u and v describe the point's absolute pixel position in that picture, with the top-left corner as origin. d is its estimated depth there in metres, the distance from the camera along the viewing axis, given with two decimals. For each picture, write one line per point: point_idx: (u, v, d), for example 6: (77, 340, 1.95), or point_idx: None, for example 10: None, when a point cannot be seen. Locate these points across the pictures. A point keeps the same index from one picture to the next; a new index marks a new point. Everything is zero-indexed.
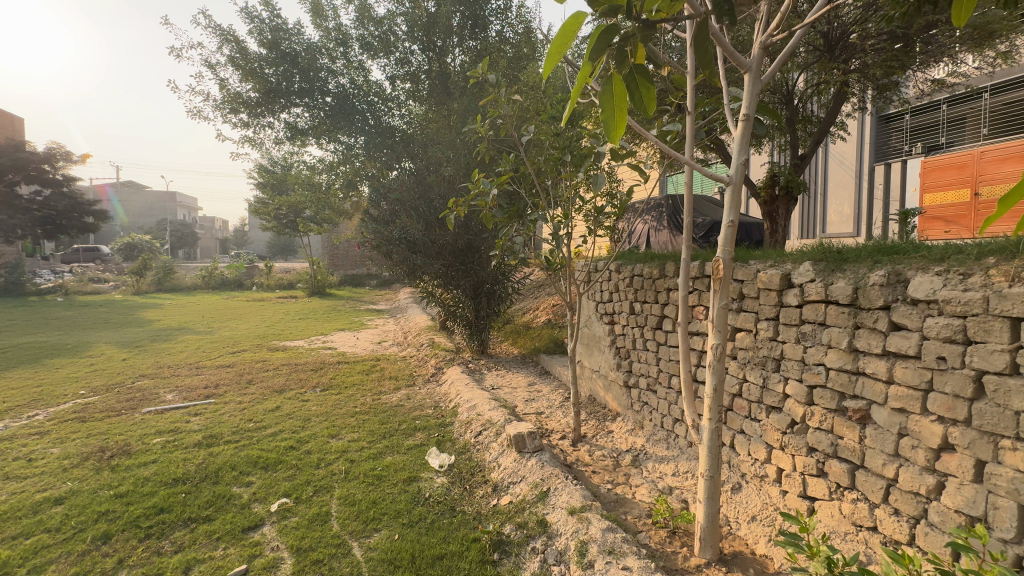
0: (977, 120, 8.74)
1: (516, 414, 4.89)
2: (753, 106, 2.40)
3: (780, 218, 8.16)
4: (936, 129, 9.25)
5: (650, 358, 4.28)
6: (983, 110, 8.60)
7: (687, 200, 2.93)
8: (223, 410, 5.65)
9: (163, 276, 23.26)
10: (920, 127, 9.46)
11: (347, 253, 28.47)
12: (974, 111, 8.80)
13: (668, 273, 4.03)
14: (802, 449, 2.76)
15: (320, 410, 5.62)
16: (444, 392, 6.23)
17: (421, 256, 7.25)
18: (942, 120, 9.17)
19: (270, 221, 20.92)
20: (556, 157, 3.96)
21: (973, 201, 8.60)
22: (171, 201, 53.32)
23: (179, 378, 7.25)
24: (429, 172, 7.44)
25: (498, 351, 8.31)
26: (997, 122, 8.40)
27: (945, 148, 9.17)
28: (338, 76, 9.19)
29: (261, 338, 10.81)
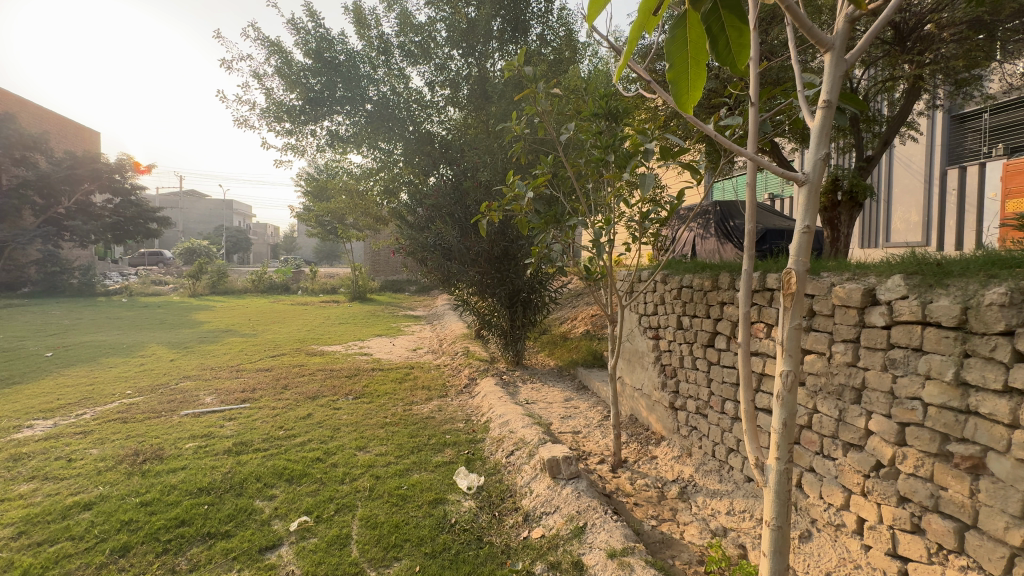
0: None
1: (551, 434, 4.58)
2: (836, 91, 2.02)
3: (842, 225, 7.45)
4: (1022, 128, 8.12)
5: (701, 379, 3.88)
6: None
7: (750, 204, 2.55)
8: (256, 416, 5.64)
9: (217, 279, 24.44)
10: (1002, 126, 8.38)
11: (387, 259, 29.01)
12: None
13: (722, 285, 3.64)
14: (892, 498, 2.32)
15: (350, 419, 5.50)
16: (476, 405, 6.00)
17: (456, 263, 7.09)
18: None
19: (315, 227, 21.54)
20: (598, 158, 3.57)
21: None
22: (227, 209, 56.37)
23: (219, 381, 7.38)
24: (466, 177, 7.28)
25: (534, 363, 8.01)
26: None
27: None
28: (379, 84, 9.26)
29: (300, 342, 10.99)
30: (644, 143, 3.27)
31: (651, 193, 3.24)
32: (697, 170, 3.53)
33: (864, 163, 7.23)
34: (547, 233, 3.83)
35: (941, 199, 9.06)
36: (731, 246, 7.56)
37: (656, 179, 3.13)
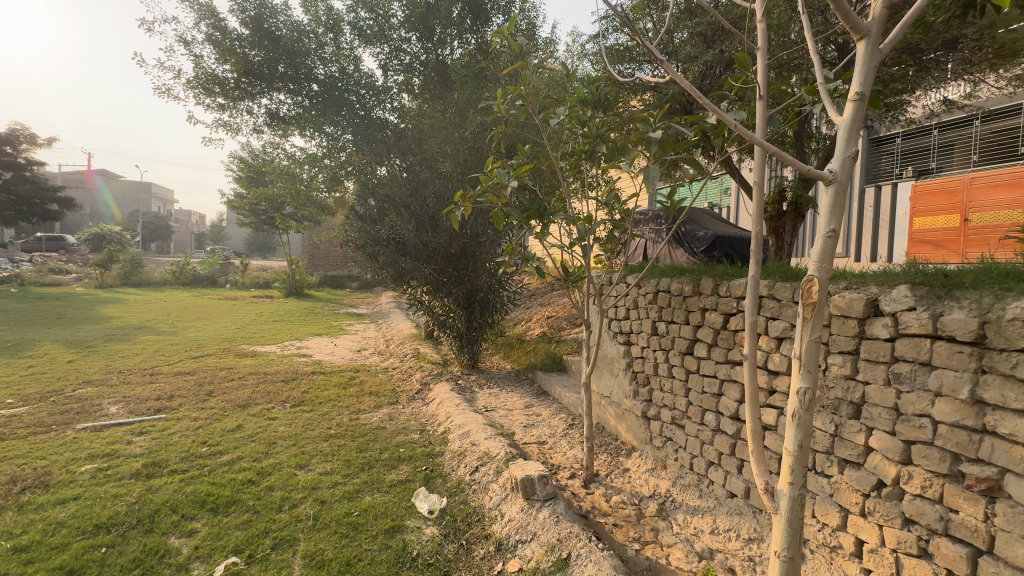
0: (966, 146, 8.39)
1: (517, 446, 4.25)
2: (869, 83, 1.84)
3: (786, 234, 7.70)
4: (926, 154, 8.85)
5: (678, 388, 3.71)
6: (973, 137, 8.24)
7: (757, 204, 2.36)
8: (174, 429, 4.87)
9: (131, 269, 21.98)
10: (910, 151, 9.07)
11: (328, 253, 27.47)
12: (964, 137, 8.43)
13: (704, 291, 3.48)
14: (897, 520, 2.21)
15: (288, 432, 4.87)
16: (431, 413, 5.54)
17: (411, 259, 6.57)
18: (933, 145, 8.77)
19: (247, 217, 19.89)
20: (583, 149, 3.28)
21: (962, 226, 8.32)
22: (144, 193, 51.33)
23: (129, 386, 6.39)
24: (423, 168, 6.80)
25: (489, 366, 7.66)
26: (988, 150, 8.04)
27: (935, 173, 8.78)
28: (326, 63, 8.51)
29: (228, 341, 9.93)
30: (646, 133, 2.75)
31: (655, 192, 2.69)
32: (701, 163, 2.92)
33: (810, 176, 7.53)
34: (534, 228, 3.34)
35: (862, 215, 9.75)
36: (681, 250, 8.00)
37: (662, 173, 2.62)
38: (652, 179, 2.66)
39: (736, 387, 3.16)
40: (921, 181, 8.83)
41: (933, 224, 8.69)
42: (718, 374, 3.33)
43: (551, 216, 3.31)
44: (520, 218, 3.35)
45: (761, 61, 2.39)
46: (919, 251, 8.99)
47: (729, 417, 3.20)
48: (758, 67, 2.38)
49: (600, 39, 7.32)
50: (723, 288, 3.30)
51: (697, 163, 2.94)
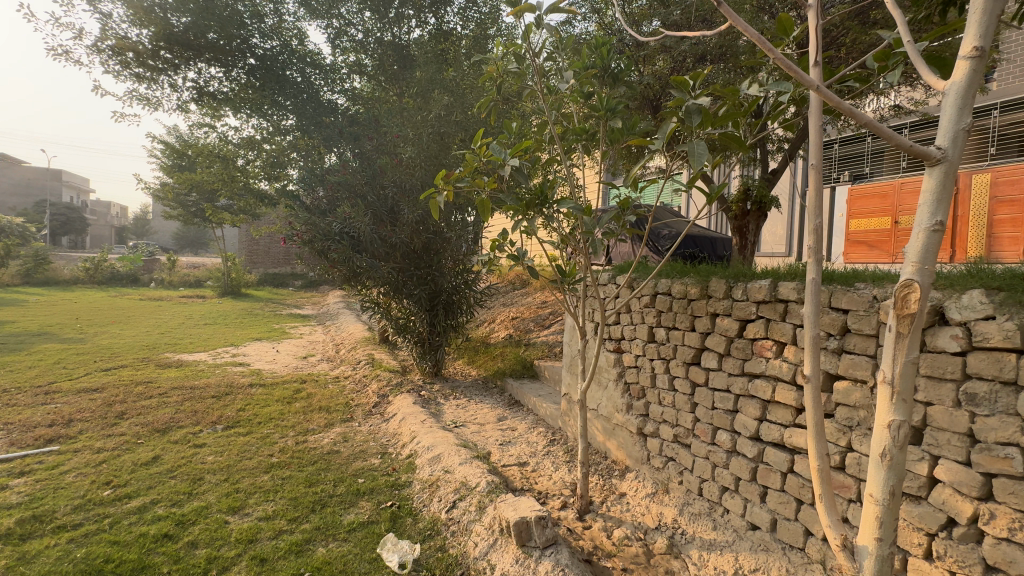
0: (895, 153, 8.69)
1: (497, 472, 3.70)
2: (988, 37, 1.46)
3: (749, 233, 7.39)
4: (861, 159, 9.16)
5: (682, 403, 3.30)
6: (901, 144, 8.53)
7: (813, 190, 1.95)
8: (67, 466, 3.91)
9: (33, 266, 19.33)
10: (847, 157, 9.39)
11: (268, 249, 25.56)
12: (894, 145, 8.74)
13: (714, 293, 3.08)
14: (976, 566, 1.89)
15: (219, 463, 4.05)
16: (393, 431, 4.87)
17: (367, 256, 5.82)
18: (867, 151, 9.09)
19: (175, 209, 17.96)
20: (586, 127, 2.77)
21: (894, 229, 8.48)
22: (53, 180, 46.08)
23: (14, 409, 5.24)
24: (380, 154, 6.08)
25: (453, 373, 7.04)
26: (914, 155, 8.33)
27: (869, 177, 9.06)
28: (265, 34, 7.48)
29: (149, 349, 8.66)
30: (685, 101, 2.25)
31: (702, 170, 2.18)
32: (740, 139, 2.23)
33: (772, 175, 7.12)
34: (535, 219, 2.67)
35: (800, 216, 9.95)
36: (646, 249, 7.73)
37: (708, 148, 2.13)
38: (698, 154, 2.14)
39: (755, 404, 2.79)
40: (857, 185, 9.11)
41: (868, 225, 8.88)
42: (731, 388, 2.95)
43: (559, 202, 2.69)
44: (519, 206, 2.69)
45: (813, 22, 1.93)
46: (855, 251, 9.16)
47: (747, 438, 2.81)
48: (808, 28, 1.93)
49: (569, 25, 6.84)
50: (739, 291, 2.90)
51: (736, 140, 2.24)
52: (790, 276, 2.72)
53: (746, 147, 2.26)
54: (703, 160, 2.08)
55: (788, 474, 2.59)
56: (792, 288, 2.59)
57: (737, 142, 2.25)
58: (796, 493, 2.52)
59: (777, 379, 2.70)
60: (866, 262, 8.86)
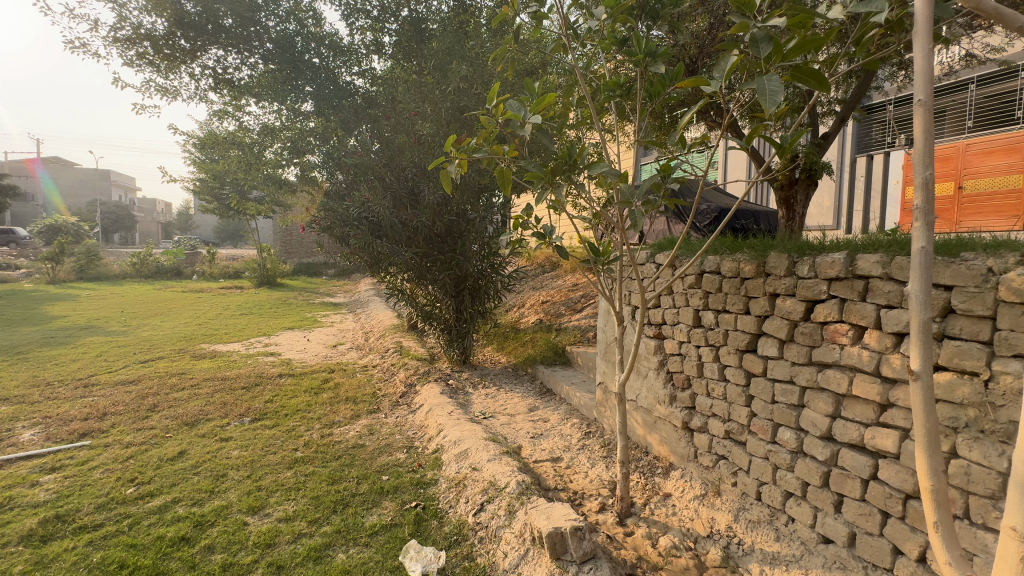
0: (960, 113, 7.60)
1: (527, 469, 3.42)
2: None
3: (798, 205, 6.72)
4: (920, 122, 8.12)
5: (736, 395, 2.91)
6: (967, 104, 7.42)
7: (920, 131, 1.51)
8: (96, 462, 3.89)
9: (86, 262, 20.27)
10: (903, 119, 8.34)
11: (300, 239, 25.97)
12: (958, 103, 7.62)
13: (773, 270, 2.66)
14: None
15: (243, 459, 3.94)
16: (420, 423, 4.67)
17: (388, 241, 5.58)
18: None
19: (210, 203, 18.36)
20: (618, 80, 2.37)
21: (957, 195, 7.60)
22: (103, 181, 48.46)
23: (54, 403, 5.34)
24: (399, 134, 5.79)
25: (482, 361, 6.81)
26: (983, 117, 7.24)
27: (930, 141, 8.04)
28: (280, 17, 7.23)
29: (186, 340, 8.82)
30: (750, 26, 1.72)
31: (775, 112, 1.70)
32: (823, 74, 1.74)
33: (821, 140, 6.40)
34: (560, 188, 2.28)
35: (850, 184, 9.10)
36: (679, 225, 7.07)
37: (782, 83, 1.64)
38: (770, 90, 1.66)
39: (826, 398, 2.39)
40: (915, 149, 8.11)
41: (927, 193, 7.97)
42: (796, 379, 2.55)
43: (590, 167, 2.27)
44: (542, 174, 2.32)
45: None
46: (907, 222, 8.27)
47: (818, 438, 2.42)
48: None
49: None
50: (805, 266, 2.47)
51: (820, 76, 1.75)
52: (872, 247, 2.28)
53: (831, 87, 1.78)
54: (778, 97, 1.60)
55: (869, 481, 2.20)
56: (876, 262, 2.16)
57: (820, 80, 1.76)
58: (882, 504, 2.13)
59: (855, 369, 2.28)
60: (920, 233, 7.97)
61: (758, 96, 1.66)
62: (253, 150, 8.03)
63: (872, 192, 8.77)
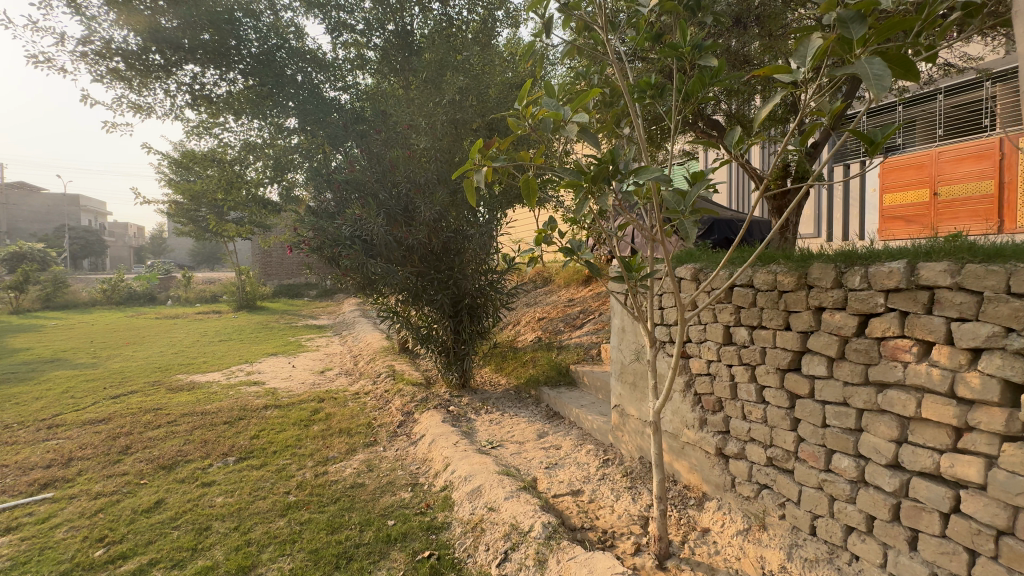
0: (929, 123, 7.68)
1: (549, 507, 3.12)
2: None
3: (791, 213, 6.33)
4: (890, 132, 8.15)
5: (780, 419, 2.67)
6: (935, 114, 7.51)
7: None
8: (58, 518, 3.44)
9: (52, 290, 19.30)
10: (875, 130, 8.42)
11: (280, 260, 25.33)
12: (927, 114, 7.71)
13: (817, 282, 2.44)
14: None
15: (229, 507, 3.54)
16: (423, 456, 4.32)
17: (382, 261, 5.27)
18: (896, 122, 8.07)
19: (186, 225, 17.72)
20: (651, 80, 2.23)
21: (932, 202, 7.57)
22: (70, 205, 46.89)
23: (13, 449, 4.82)
24: (390, 149, 5.52)
25: (481, 383, 6.49)
26: (953, 125, 7.31)
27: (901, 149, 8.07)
28: (260, 32, 6.95)
29: (161, 371, 8.27)
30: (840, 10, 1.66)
31: (881, 100, 1.53)
32: (911, 62, 1.55)
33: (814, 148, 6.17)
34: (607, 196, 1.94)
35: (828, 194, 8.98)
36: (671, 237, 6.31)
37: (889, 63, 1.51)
38: (874, 75, 1.51)
39: (889, 422, 2.16)
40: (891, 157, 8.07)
41: (906, 198, 7.90)
42: (851, 401, 2.33)
43: (636, 172, 1.93)
44: (580, 181, 2.00)
45: None
46: (889, 228, 8.11)
47: (883, 466, 2.19)
48: None
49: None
50: (857, 277, 2.26)
51: (909, 63, 1.56)
52: (934, 256, 2.08)
53: (921, 74, 1.59)
54: (888, 84, 1.47)
55: (950, 515, 1.96)
56: (943, 271, 1.95)
57: (909, 68, 1.58)
58: (968, 542, 1.90)
59: (922, 390, 2.06)
60: (903, 239, 7.84)
61: (862, 82, 1.51)
62: (234, 168, 7.66)
63: (850, 203, 8.70)
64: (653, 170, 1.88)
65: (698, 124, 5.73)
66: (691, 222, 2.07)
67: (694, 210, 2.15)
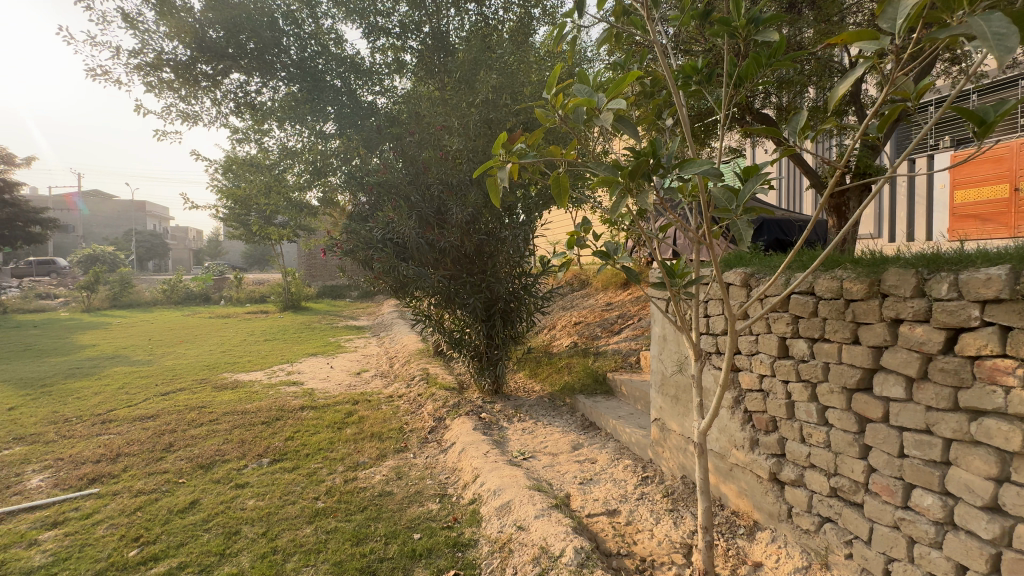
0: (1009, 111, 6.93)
1: (583, 529, 2.91)
2: None
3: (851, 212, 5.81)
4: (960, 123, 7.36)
5: (847, 445, 2.35)
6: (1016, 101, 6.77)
7: None
8: (99, 515, 3.53)
9: (119, 290, 20.69)
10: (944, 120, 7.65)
11: (324, 263, 26.15)
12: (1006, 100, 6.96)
13: (894, 290, 2.13)
14: None
15: (259, 511, 3.52)
16: (453, 466, 4.20)
17: (414, 264, 5.20)
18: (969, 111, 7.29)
19: (237, 228, 18.56)
20: (698, 65, 2.02)
21: (1013, 197, 6.73)
22: (137, 211, 50.42)
23: (69, 443, 5.06)
24: (424, 151, 5.45)
25: (515, 390, 6.33)
26: None
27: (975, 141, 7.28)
28: (301, 39, 7.10)
29: (208, 370, 8.59)
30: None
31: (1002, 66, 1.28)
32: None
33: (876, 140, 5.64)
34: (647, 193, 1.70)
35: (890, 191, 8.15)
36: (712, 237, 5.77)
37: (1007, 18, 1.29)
38: (994, 35, 1.28)
39: (985, 456, 1.83)
40: (961, 150, 7.22)
41: (979, 195, 7.11)
42: (936, 429, 2.00)
43: (680, 166, 1.71)
44: (617, 177, 1.79)
45: None
46: (958, 227, 7.38)
47: (978, 508, 1.86)
48: None
49: None
50: (944, 285, 1.94)
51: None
52: None
53: None
54: (1012, 43, 1.23)
55: None
56: None
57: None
58: None
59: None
60: (978, 240, 7.07)
61: (979, 44, 1.28)
62: (276, 173, 7.85)
63: (915, 200, 7.87)
64: (702, 162, 1.64)
65: (746, 118, 5.34)
66: (745, 222, 1.82)
67: (748, 209, 1.91)
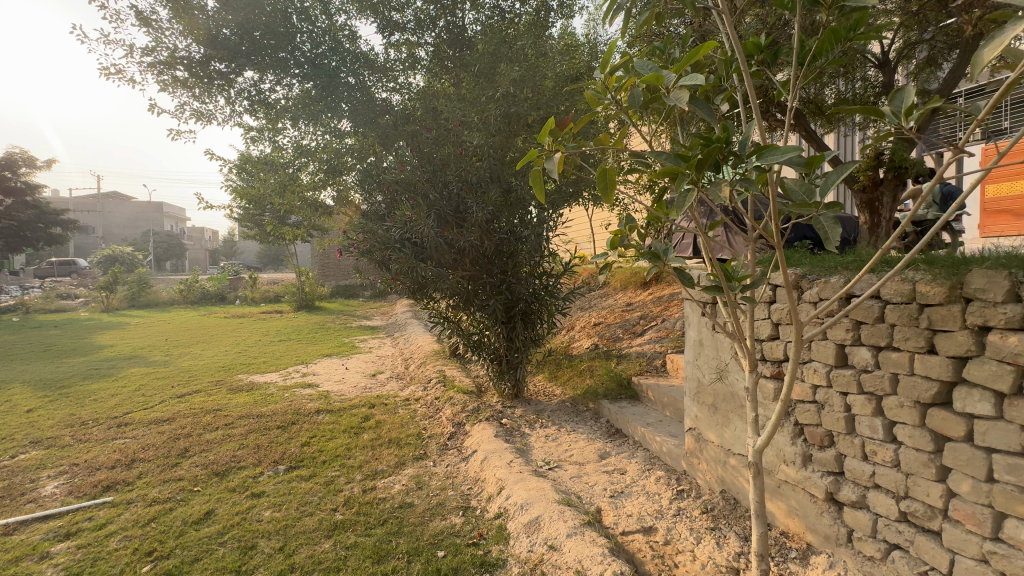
0: None
1: (620, 550, 2.70)
2: None
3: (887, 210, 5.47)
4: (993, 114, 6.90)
5: (921, 466, 2.12)
6: None
7: None
8: (112, 526, 3.41)
9: (137, 290, 20.91)
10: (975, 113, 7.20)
11: (337, 262, 26.18)
12: None
13: (981, 295, 1.89)
14: None
15: (275, 523, 3.38)
16: (475, 475, 4.02)
17: (432, 264, 5.03)
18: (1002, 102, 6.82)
19: (251, 228, 18.60)
20: (762, 41, 1.83)
21: None
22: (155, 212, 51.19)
23: (84, 447, 4.98)
24: (442, 147, 5.27)
25: (535, 393, 6.13)
26: None
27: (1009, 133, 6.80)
28: (315, 36, 6.97)
29: (224, 371, 8.54)
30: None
31: None
32: None
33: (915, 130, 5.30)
34: (719, 185, 1.52)
35: None
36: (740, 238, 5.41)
37: None
38: None
39: None
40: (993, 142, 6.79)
41: (1012, 189, 6.66)
42: None
43: (760, 154, 1.51)
44: (683, 168, 1.59)
45: None
46: (993, 224, 6.91)
47: None
48: None
49: None
50: None
51: None
52: None
53: None
54: None
55: None
56: None
57: None
58: None
59: None
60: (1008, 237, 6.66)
61: None
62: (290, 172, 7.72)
63: None
64: (786, 149, 1.45)
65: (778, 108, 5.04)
66: (830, 217, 1.62)
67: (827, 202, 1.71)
